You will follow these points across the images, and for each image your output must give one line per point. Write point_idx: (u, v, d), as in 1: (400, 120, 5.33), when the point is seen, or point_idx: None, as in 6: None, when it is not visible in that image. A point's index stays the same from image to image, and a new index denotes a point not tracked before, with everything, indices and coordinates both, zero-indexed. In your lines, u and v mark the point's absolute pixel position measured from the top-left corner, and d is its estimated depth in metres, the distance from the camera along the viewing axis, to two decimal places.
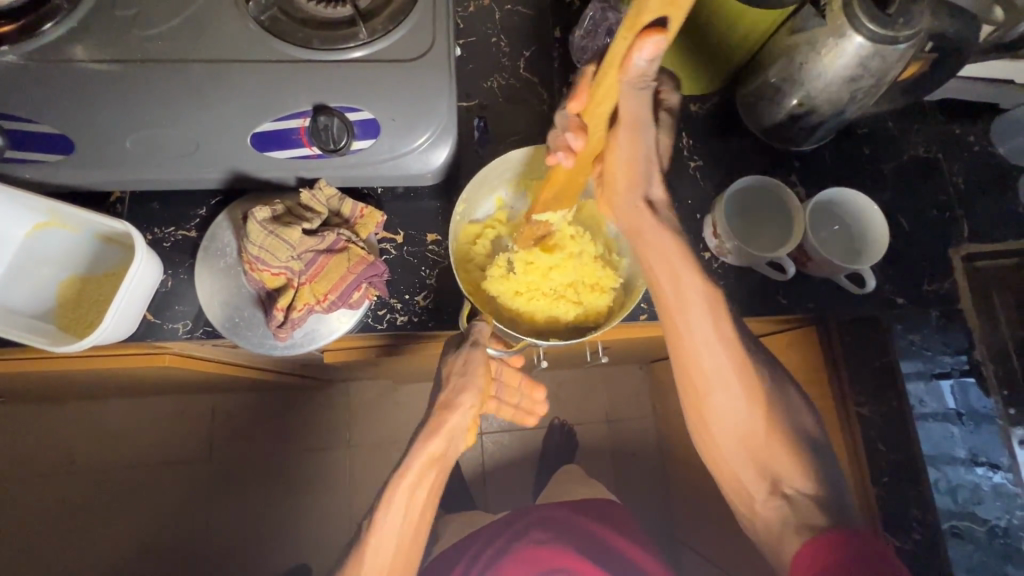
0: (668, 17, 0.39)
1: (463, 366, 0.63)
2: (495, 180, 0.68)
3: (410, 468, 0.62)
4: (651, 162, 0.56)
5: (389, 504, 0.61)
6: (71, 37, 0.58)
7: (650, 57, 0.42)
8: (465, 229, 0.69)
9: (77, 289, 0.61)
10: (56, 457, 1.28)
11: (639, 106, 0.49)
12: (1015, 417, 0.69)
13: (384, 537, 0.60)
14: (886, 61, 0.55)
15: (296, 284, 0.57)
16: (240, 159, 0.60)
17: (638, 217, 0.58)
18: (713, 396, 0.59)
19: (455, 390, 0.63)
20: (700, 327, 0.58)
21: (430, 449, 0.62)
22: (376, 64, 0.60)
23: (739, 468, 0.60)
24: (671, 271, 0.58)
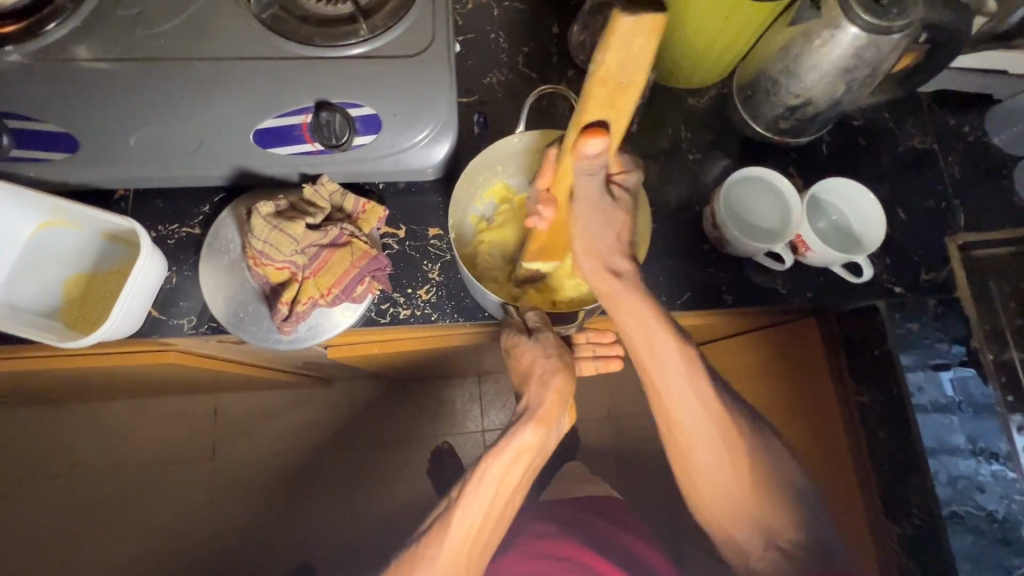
0: (608, 114, 0.43)
1: (539, 351, 0.63)
2: (465, 197, 0.69)
3: (502, 456, 0.63)
4: (607, 236, 0.55)
5: (476, 486, 0.63)
6: (75, 37, 0.59)
7: (596, 153, 0.45)
8: (464, 255, 0.69)
9: (83, 286, 0.61)
10: (61, 459, 1.28)
11: (592, 188, 0.50)
12: (1013, 404, 0.71)
13: (473, 511, 0.63)
14: (880, 52, 0.56)
15: (300, 279, 0.58)
16: (242, 156, 0.60)
17: (607, 285, 0.56)
18: (699, 451, 0.62)
19: (537, 375, 0.64)
20: (679, 388, 0.60)
21: (524, 438, 0.63)
22: (376, 60, 0.61)
23: (727, 519, 0.65)
24: (649, 340, 0.58)
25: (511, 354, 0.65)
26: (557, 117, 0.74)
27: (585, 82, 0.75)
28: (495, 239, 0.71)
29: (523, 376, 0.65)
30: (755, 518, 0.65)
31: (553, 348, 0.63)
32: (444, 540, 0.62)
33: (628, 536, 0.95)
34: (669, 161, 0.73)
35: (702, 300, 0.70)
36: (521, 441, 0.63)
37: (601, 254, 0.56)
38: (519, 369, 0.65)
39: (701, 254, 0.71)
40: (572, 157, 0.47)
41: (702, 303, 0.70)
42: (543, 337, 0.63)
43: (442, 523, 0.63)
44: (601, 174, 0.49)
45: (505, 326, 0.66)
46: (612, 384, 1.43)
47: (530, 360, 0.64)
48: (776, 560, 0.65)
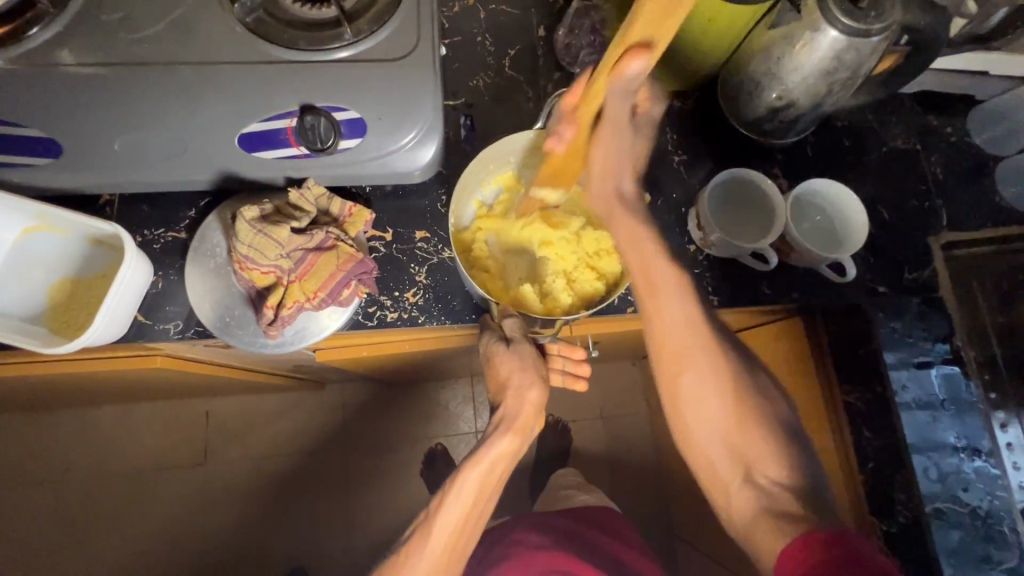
0: (654, 34, 0.44)
1: (517, 360, 0.66)
2: (471, 182, 0.68)
3: (480, 462, 0.65)
4: (623, 157, 0.59)
5: (457, 494, 0.64)
6: (58, 41, 0.58)
7: (638, 71, 0.47)
8: (459, 242, 0.68)
9: (67, 291, 0.61)
10: (51, 464, 1.28)
11: (621, 108, 0.54)
12: (996, 401, 0.72)
13: (452, 519, 0.64)
14: (860, 54, 0.56)
15: (286, 283, 0.58)
16: (227, 160, 0.60)
17: (608, 205, 0.61)
18: (686, 377, 0.60)
19: (515, 384, 0.67)
20: (669, 308, 0.59)
21: (501, 445, 0.65)
22: (361, 64, 0.61)
23: (712, 451, 0.60)
24: (642, 254, 0.60)
25: (489, 364, 0.68)
26: (543, 119, 0.75)
27: (571, 84, 0.75)
28: (493, 228, 0.70)
29: (502, 385, 0.68)
30: (740, 453, 0.59)
31: (529, 359, 0.67)
32: (424, 546, 0.63)
33: (618, 544, 0.96)
34: (655, 163, 0.74)
35: None
36: (498, 449, 0.65)
37: (609, 178, 0.60)
38: (497, 380, 0.68)
39: (688, 255, 0.71)
40: (609, 78, 0.48)
41: None
42: (520, 347, 0.66)
43: (423, 530, 0.64)
44: (631, 96, 0.52)
45: (483, 333, 0.67)
46: (604, 385, 1.43)
47: (507, 369, 0.67)
48: (758, 496, 0.58)
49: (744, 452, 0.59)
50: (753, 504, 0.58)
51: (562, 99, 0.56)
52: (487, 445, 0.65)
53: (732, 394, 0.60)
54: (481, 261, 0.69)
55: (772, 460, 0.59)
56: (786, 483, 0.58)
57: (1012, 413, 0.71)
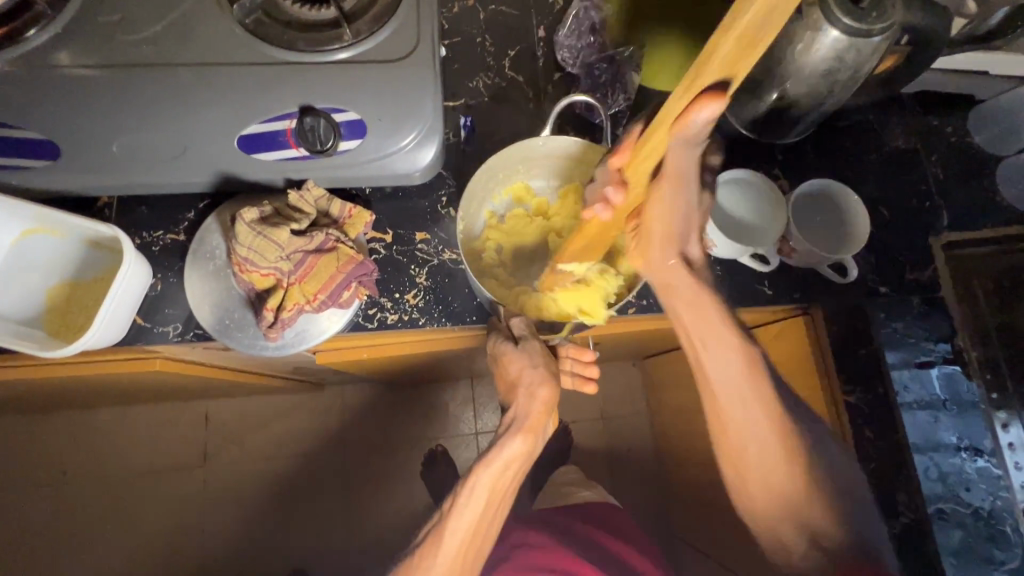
0: (729, 79, 0.37)
1: (525, 359, 0.63)
2: (482, 194, 0.68)
3: (492, 464, 0.61)
4: (688, 223, 0.55)
5: (470, 495, 0.61)
6: (56, 43, 0.58)
7: (707, 120, 0.40)
8: (469, 249, 0.69)
9: (66, 294, 0.61)
10: (50, 467, 1.27)
11: (686, 163, 0.47)
12: (998, 401, 0.71)
13: (464, 525, 0.61)
14: (862, 54, 0.56)
15: (285, 285, 0.58)
16: (226, 161, 0.60)
17: (668, 276, 0.57)
18: (749, 451, 0.59)
19: (525, 385, 0.64)
20: (724, 367, 0.58)
21: (512, 447, 0.62)
22: (361, 65, 0.61)
23: (777, 524, 0.60)
24: (705, 327, 0.58)
25: (499, 363, 0.65)
26: (544, 120, 0.75)
27: (571, 84, 0.75)
28: (504, 237, 0.72)
29: (512, 385, 0.65)
30: (802, 515, 0.58)
31: (538, 356, 0.64)
32: (438, 550, 0.60)
33: (620, 543, 0.95)
34: None
35: None
36: (509, 453, 0.62)
37: (675, 242, 0.56)
38: (506, 379, 0.65)
39: None
40: (673, 130, 0.42)
41: None
42: (529, 345, 0.64)
43: (436, 534, 0.61)
44: (701, 146, 0.45)
45: (492, 334, 0.66)
46: (604, 385, 1.43)
47: (517, 368, 0.64)
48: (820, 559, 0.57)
49: (803, 515, 0.58)
50: (817, 565, 0.57)
51: (611, 158, 0.53)
52: (500, 445, 0.62)
53: (792, 455, 0.59)
54: (491, 268, 0.70)
55: (826, 519, 0.58)
56: (838, 540, 0.57)
57: (1014, 413, 0.71)
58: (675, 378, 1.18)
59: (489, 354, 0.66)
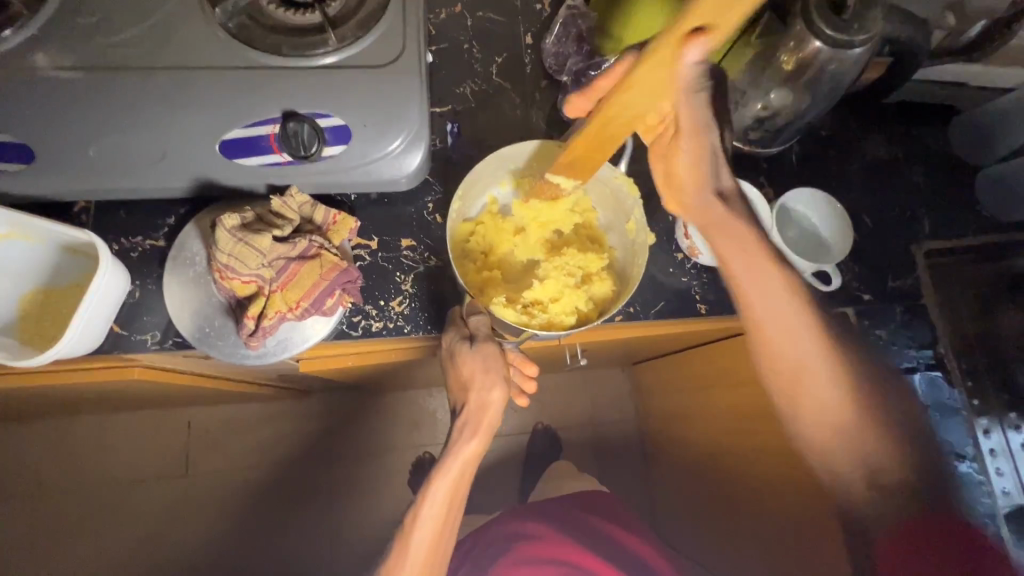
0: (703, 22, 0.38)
1: (477, 359, 0.62)
2: (487, 176, 0.66)
3: (450, 468, 0.62)
4: (714, 162, 0.56)
5: (431, 500, 0.62)
6: (32, 45, 0.57)
7: (698, 59, 0.42)
8: (459, 226, 0.65)
9: (39, 302, 0.59)
10: (25, 478, 1.24)
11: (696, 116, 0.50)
12: (979, 408, 0.72)
13: (427, 533, 0.61)
14: (843, 65, 0.57)
15: (267, 292, 0.56)
16: (206, 166, 0.59)
17: (707, 213, 0.58)
18: (807, 385, 0.61)
19: (477, 389, 0.63)
20: (768, 298, 0.59)
21: (465, 450, 0.63)
22: (346, 70, 0.60)
23: (845, 469, 0.62)
24: (743, 254, 0.59)
25: (452, 363, 0.63)
26: (530, 127, 0.74)
27: (558, 92, 0.75)
28: (495, 225, 0.67)
29: (466, 384, 0.63)
30: (858, 449, 0.61)
31: (492, 358, 0.62)
32: (406, 555, 0.61)
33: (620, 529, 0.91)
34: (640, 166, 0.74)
35: (678, 309, 0.70)
36: (464, 457, 0.63)
37: (706, 184, 0.57)
38: (460, 382, 0.64)
39: (675, 262, 0.71)
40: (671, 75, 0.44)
41: (678, 312, 0.70)
42: (484, 345, 0.62)
43: (403, 541, 0.61)
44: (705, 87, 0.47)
45: (447, 332, 0.63)
46: (592, 391, 1.43)
47: (469, 370, 0.62)
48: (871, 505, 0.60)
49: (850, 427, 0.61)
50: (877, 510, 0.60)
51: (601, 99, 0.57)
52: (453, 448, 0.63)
53: (831, 350, 0.60)
54: (476, 254, 0.67)
55: (880, 445, 0.60)
56: (899, 477, 0.59)
57: (994, 419, 0.72)
58: (664, 384, 1.18)
59: (443, 350, 0.64)
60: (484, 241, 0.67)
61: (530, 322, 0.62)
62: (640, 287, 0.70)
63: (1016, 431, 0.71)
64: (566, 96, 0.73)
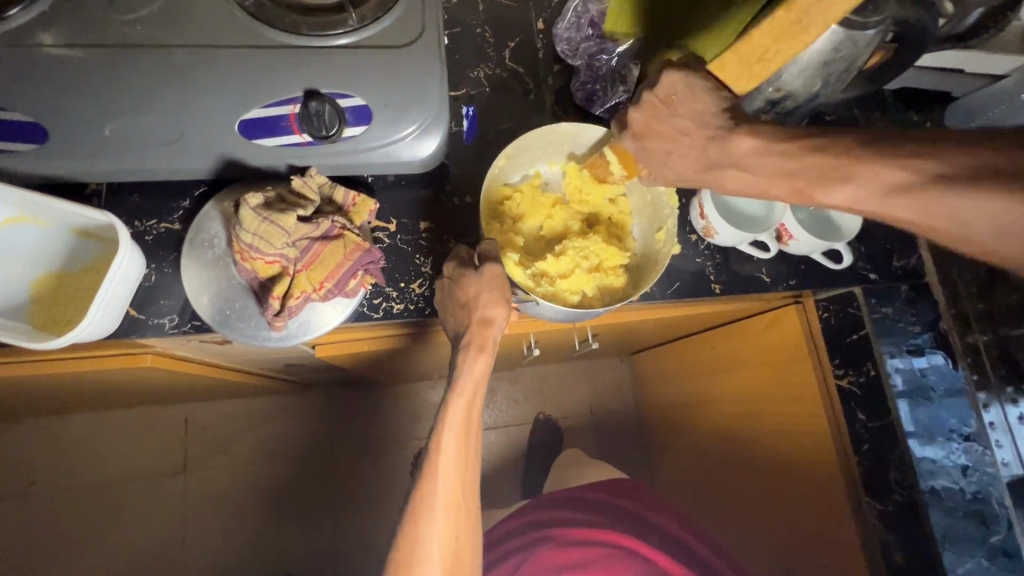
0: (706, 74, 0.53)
1: (485, 283, 0.58)
2: (539, 150, 0.67)
3: (463, 384, 0.60)
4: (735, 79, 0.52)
5: (450, 424, 0.60)
6: (42, 22, 0.56)
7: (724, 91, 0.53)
8: (496, 189, 0.66)
9: (53, 285, 0.58)
10: (17, 477, 1.20)
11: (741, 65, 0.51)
12: (978, 382, 0.74)
13: (453, 453, 0.60)
14: (856, 46, 0.58)
15: (292, 273, 0.56)
16: (225, 146, 0.58)
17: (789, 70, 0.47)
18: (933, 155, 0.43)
19: (479, 306, 0.58)
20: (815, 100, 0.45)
21: (475, 367, 0.60)
22: (365, 50, 0.60)
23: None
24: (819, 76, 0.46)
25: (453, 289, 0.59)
26: (543, 111, 0.75)
27: (570, 77, 0.76)
28: (534, 194, 0.67)
29: (463, 306, 0.59)
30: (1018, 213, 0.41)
31: (500, 279, 0.59)
32: (436, 480, 0.60)
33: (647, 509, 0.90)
34: None
35: (692, 289, 0.71)
36: (475, 375, 0.61)
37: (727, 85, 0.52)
38: (458, 307, 0.59)
39: (690, 244, 0.72)
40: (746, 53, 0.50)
41: (692, 292, 0.71)
42: (491, 268, 0.58)
43: (429, 469, 0.60)
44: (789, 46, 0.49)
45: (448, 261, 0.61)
46: (593, 381, 1.44)
47: (473, 292, 0.58)
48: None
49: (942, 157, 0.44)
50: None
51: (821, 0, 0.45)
52: (459, 370, 0.60)
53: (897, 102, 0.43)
54: (505, 218, 0.66)
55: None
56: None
57: (992, 394, 0.73)
58: (666, 371, 1.20)
59: (443, 282, 0.61)
60: (519, 208, 0.66)
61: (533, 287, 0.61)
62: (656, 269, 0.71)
63: (1015, 405, 0.73)
64: (578, 81, 0.74)
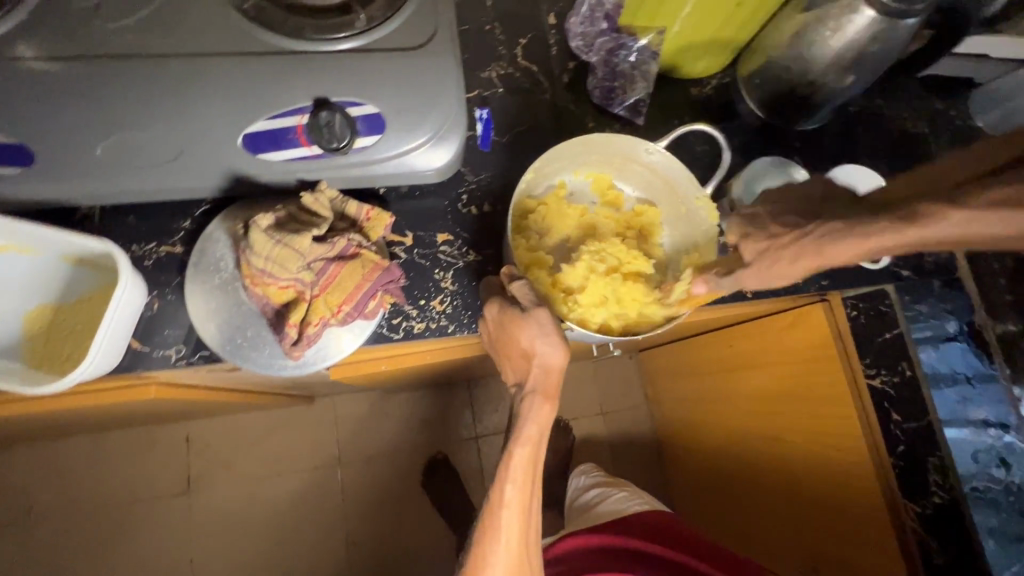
0: None
1: (538, 328, 0.52)
2: (567, 159, 0.63)
3: (525, 436, 0.55)
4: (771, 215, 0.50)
5: (513, 476, 0.56)
6: (22, 34, 0.51)
7: None
8: (519, 201, 0.61)
9: (47, 319, 0.54)
10: (16, 505, 1.16)
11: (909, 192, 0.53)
12: (1012, 376, 0.71)
13: (516, 504, 0.56)
14: (894, 34, 0.56)
15: (308, 297, 0.52)
16: (228, 162, 0.54)
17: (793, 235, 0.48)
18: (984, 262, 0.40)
19: (538, 354, 0.53)
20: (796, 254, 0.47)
21: (537, 417, 0.54)
22: (374, 53, 0.56)
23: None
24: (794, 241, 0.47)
25: (506, 333, 0.54)
26: (560, 111, 0.71)
27: (586, 74, 0.72)
28: (561, 207, 0.63)
29: (520, 348, 0.54)
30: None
31: (549, 322, 0.52)
32: (497, 536, 0.56)
33: (706, 567, 0.77)
34: (674, 150, 0.71)
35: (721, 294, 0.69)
36: (539, 423, 0.55)
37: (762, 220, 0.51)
38: (515, 350, 0.55)
39: None
40: None
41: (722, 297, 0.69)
42: (538, 313, 0.52)
43: (491, 524, 0.57)
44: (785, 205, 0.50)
45: (492, 299, 0.56)
46: (603, 380, 1.42)
47: (526, 339, 0.53)
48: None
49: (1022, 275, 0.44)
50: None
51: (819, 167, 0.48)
52: (521, 419, 0.55)
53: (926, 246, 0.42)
54: (530, 233, 0.62)
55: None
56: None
57: None
58: (680, 370, 1.18)
59: (490, 323, 0.56)
60: (544, 223, 0.62)
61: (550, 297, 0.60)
62: None
63: None
64: (595, 78, 0.70)
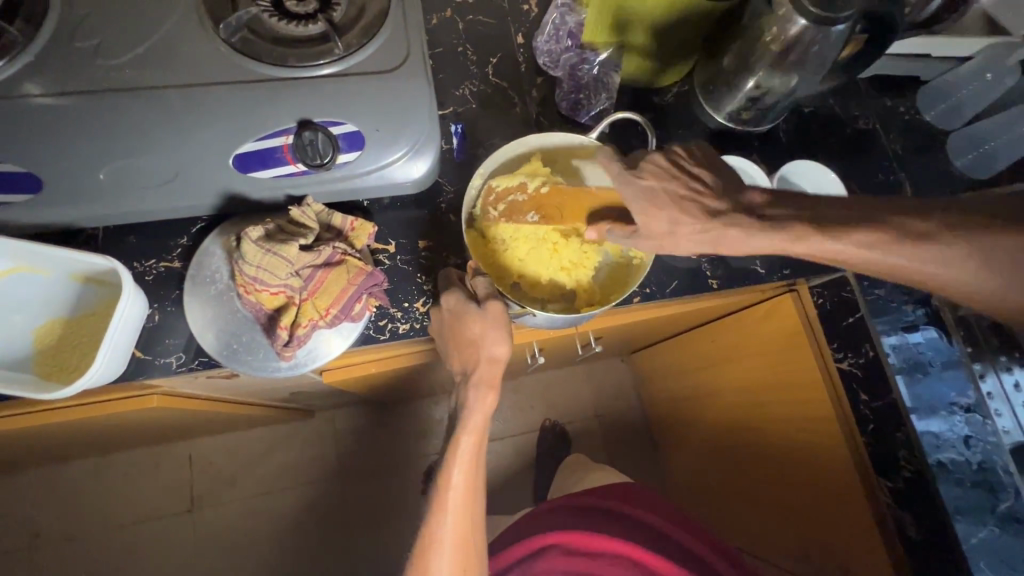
0: None
1: (489, 318, 0.58)
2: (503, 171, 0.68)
3: (473, 424, 0.60)
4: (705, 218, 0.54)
5: (459, 461, 0.61)
6: (28, 74, 0.56)
7: None
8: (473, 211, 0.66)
9: (56, 332, 0.58)
10: (24, 528, 1.19)
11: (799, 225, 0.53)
12: (974, 354, 0.75)
13: (462, 487, 0.61)
14: (829, 40, 0.60)
15: (298, 301, 0.57)
16: (221, 181, 0.58)
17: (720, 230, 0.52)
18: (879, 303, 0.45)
19: (488, 344, 0.59)
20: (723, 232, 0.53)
21: (479, 405, 0.60)
22: (352, 77, 0.61)
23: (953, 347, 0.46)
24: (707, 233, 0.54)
25: (459, 322, 0.60)
26: (530, 123, 0.76)
27: (553, 87, 0.77)
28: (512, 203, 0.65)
29: (469, 341, 0.60)
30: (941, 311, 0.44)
31: (500, 314, 0.59)
32: (446, 518, 0.61)
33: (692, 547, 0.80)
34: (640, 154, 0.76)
35: (690, 286, 0.73)
36: (482, 411, 0.60)
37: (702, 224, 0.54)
38: (466, 343, 0.60)
39: None
40: None
41: (691, 289, 0.73)
42: (492, 305, 0.58)
43: (440, 503, 0.62)
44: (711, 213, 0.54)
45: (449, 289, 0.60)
46: (595, 383, 1.45)
47: (479, 328, 0.59)
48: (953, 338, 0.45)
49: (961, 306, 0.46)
50: None
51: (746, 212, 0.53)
52: (468, 408, 0.60)
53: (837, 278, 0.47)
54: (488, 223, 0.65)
55: None
56: None
57: (987, 363, 0.74)
58: (667, 368, 1.21)
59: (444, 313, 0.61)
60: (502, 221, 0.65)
61: (503, 278, 0.66)
62: (654, 268, 0.72)
63: (1009, 372, 0.74)
64: (562, 91, 0.75)
